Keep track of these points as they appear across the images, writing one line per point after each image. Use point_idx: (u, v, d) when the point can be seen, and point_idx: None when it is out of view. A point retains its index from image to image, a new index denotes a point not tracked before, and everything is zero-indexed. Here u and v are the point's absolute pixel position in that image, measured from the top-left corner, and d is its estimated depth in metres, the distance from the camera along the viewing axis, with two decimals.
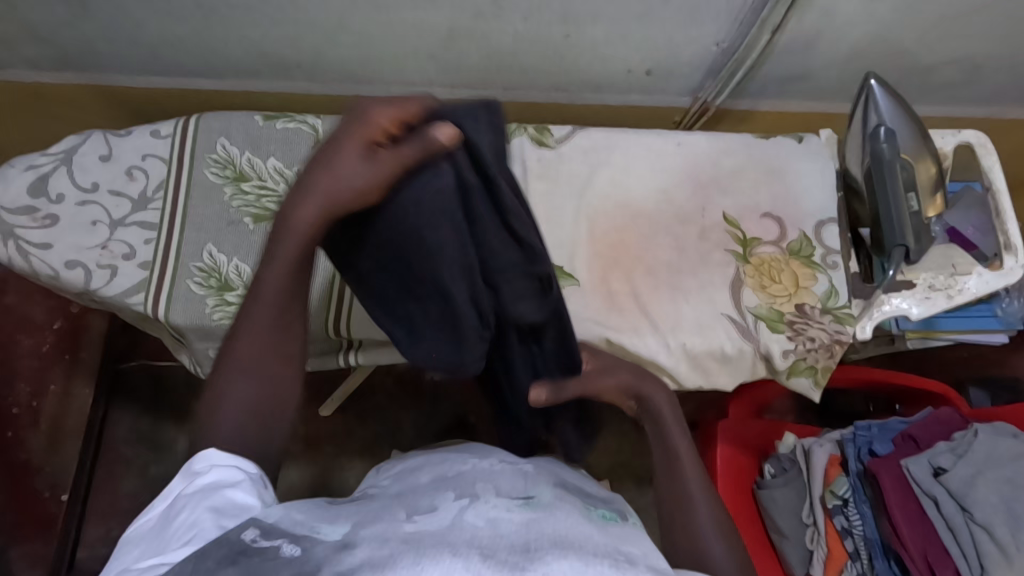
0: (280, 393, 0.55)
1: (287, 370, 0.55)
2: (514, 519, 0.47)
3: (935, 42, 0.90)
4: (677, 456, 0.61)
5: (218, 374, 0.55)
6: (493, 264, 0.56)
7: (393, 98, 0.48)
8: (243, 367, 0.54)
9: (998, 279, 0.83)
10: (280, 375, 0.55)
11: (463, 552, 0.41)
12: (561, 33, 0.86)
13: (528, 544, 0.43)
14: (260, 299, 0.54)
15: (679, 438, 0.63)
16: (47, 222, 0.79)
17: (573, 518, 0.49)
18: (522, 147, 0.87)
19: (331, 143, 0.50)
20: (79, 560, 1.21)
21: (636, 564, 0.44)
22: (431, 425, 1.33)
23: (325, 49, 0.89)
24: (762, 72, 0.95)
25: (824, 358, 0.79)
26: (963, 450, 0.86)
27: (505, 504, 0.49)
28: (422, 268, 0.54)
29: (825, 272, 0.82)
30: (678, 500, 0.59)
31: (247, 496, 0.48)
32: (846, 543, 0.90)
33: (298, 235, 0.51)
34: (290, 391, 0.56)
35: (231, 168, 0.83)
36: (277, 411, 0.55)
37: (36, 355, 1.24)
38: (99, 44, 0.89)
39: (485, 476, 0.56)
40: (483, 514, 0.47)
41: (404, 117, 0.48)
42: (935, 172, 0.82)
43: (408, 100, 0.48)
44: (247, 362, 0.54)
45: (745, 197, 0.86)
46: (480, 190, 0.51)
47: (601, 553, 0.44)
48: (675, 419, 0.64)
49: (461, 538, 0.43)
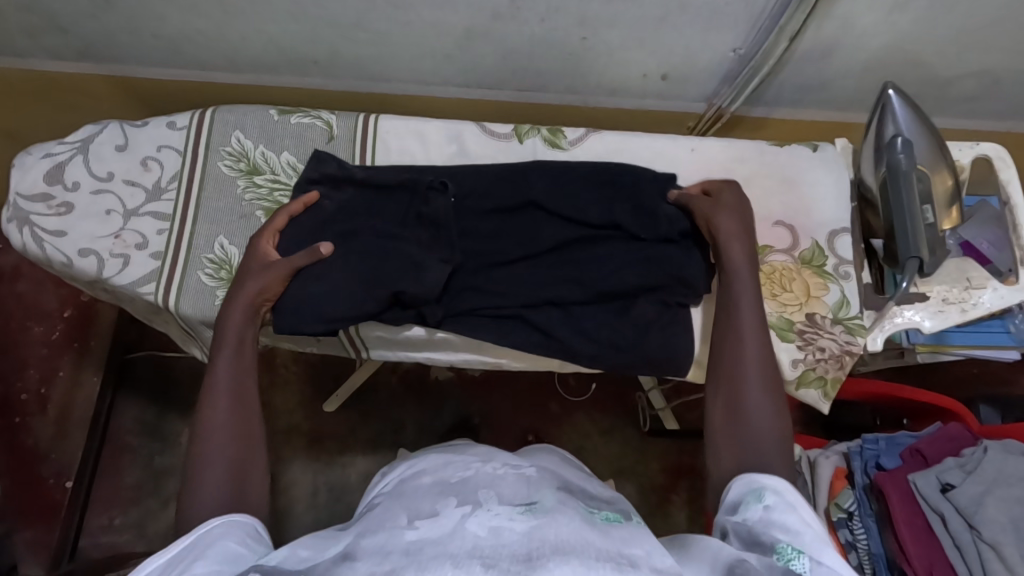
0: (245, 474, 0.59)
1: (250, 451, 0.60)
2: (517, 527, 0.47)
3: (955, 55, 0.89)
4: (736, 307, 0.67)
5: (189, 474, 0.58)
6: (405, 216, 0.79)
7: (265, 230, 0.77)
8: (209, 448, 0.59)
9: (1014, 295, 0.82)
10: (245, 457, 0.60)
11: (465, 564, 0.43)
12: (578, 36, 0.86)
13: (531, 553, 0.44)
14: (213, 396, 0.62)
15: (744, 293, 0.68)
16: (63, 210, 0.79)
17: (576, 521, 0.49)
18: (534, 148, 0.87)
19: (242, 273, 0.73)
20: (81, 548, 1.22)
21: (638, 566, 0.44)
22: (435, 425, 1.32)
23: (342, 48, 0.90)
24: (779, 79, 0.94)
25: (834, 369, 0.78)
26: (972, 468, 0.85)
27: (508, 512, 0.49)
28: (356, 247, 0.77)
29: (836, 282, 0.82)
30: (731, 345, 0.65)
31: (239, 546, 0.50)
32: (850, 557, 0.90)
33: (238, 319, 0.69)
34: (253, 469, 0.60)
35: (245, 161, 0.84)
36: (246, 492, 0.58)
37: (46, 343, 1.26)
38: (121, 36, 0.90)
39: (487, 482, 0.56)
40: (484, 522, 0.48)
41: (276, 227, 0.77)
42: (951, 184, 0.81)
43: (275, 218, 0.78)
44: (213, 443, 0.59)
45: (759, 205, 0.86)
46: (352, 181, 0.81)
47: (605, 558, 0.44)
48: (750, 272, 0.70)
49: (461, 549, 0.45)
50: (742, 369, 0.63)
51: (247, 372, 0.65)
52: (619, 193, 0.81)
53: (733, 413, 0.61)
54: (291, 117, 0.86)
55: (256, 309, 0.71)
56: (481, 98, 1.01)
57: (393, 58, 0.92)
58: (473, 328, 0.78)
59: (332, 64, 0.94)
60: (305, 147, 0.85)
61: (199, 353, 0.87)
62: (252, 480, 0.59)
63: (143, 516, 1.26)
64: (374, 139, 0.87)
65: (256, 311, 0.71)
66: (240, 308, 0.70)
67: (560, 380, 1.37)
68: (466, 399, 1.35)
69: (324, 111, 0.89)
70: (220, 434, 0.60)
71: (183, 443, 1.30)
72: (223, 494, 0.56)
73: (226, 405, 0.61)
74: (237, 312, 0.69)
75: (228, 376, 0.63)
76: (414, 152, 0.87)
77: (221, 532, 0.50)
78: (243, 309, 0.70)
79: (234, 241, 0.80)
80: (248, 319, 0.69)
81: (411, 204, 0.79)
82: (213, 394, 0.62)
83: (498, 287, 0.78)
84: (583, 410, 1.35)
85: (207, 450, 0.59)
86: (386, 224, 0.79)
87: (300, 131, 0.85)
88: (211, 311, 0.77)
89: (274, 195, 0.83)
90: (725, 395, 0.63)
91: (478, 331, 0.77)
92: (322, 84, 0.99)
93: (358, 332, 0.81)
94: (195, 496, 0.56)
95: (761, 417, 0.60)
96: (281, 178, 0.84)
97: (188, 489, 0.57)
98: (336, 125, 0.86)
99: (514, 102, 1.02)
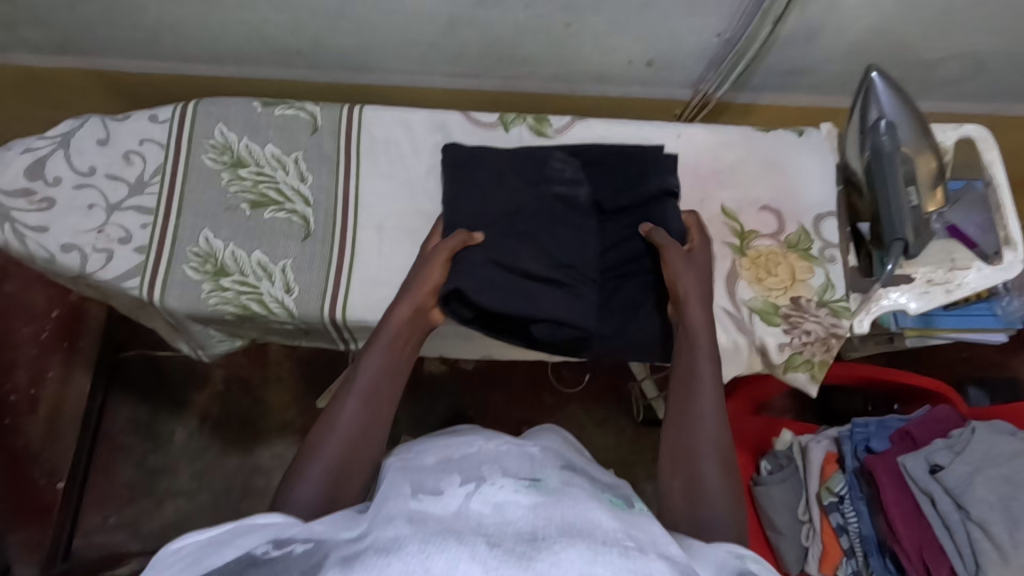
0: (353, 462, 0.59)
1: (357, 447, 0.60)
2: (521, 504, 0.47)
3: (939, 36, 0.89)
4: (695, 372, 0.66)
5: (297, 469, 0.59)
6: (473, 192, 0.79)
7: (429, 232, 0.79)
8: (325, 438, 0.60)
9: (998, 275, 0.82)
10: (353, 446, 0.60)
11: (469, 541, 0.43)
12: (562, 21, 0.86)
13: (535, 534, 0.44)
14: (346, 393, 0.63)
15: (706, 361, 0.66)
16: (44, 205, 0.78)
17: (581, 501, 0.49)
18: (521, 135, 0.87)
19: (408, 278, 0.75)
20: (76, 548, 1.22)
21: (645, 551, 0.44)
22: (429, 418, 1.32)
23: (325, 37, 0.89)
24: (764, 63, 0.94)
25: (821, 352, 0.79)
26: (960, 447, 0.86)
27: (512, 485, 0.50)
28: (458, 221, 0.77)
29: (822, 265, 0.82)
30: (687, 415, 0.63)
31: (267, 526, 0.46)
32: (841, 540, 0.91)
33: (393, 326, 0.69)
34: (360, 459, 0.60)
35: (229, 153, 0.83)
36: (346, 479, 0.58)
37: (35, 343, 1.22)
38: (99, 27, 0.88)
39: (491, 459, 0.56)
40: (488, 498, 0.48)
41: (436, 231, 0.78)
42: (935, 166, 0.81)
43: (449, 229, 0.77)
44: (330, 434, 0.60)
45: (744, 190, 0.86)
46: (466, 160, 0.81)
47: (611, 542, 0.44)
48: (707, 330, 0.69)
49: (466, 527, 0.44)
50: (698, 438, 0.61)
51: (389, 376, 0.66)
52: (598, 176, 0.81)
53: (693, 493, 0.58)
54: (275, 109, 0.85)
55: (421, 306, 0.71)
56: (469, 88, 1.01)
57: (377, 46, 0.91)
58: (525, 304, 0.72)
59: (315, 53, 0.93)
60: (290, 138, 0.84)
61: (187, 349, 0.87)
62: (355, 470, 0.59)
63: (136, 515, 1.25)
64: (358, 131, 0.86)
65: (422, 310, 0.72)
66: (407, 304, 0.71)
67: (554, 370, 1.37)
68: (458, 392, 1.35)
69: (310, 102, 0.88)
70: (354, 396, 0.63)
71: (177, 440, 1.30)
72: (315, 490, 0.56)
73: (354, 404, 0.62)
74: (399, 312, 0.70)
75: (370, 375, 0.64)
76: (401, 142, 0.86)
77: (263, 524, 0.46)
78: (412, 302, 0.71)
79: (219, 234, 0.79)
80: (412, 331, 0.70)
81: (473, 182, 0.80)
82: (348, 393, 0.63)
83: (554, 247, 0.76)
84: (578, 401, 1.35)
85: (321, 445, 0.59)
86: (450, 198, 0.79)
87: (284, 122, 0.85)
88: (198, 305, 0.76)
89: (260, 187, 0.82)
90: (682, 470, 0.60)
91: (530, 307, 0.72)
92: (306, 75, 0.98)
93: (345, 322, 0.78)
94: (297, 486, 0.57)
95: (716, 491, 0.58)
96: (266, 170, 0.83)
97: (318, 436, 0.60)
98: (321, 116, 0.86)
99: (500, 91, 1.02)
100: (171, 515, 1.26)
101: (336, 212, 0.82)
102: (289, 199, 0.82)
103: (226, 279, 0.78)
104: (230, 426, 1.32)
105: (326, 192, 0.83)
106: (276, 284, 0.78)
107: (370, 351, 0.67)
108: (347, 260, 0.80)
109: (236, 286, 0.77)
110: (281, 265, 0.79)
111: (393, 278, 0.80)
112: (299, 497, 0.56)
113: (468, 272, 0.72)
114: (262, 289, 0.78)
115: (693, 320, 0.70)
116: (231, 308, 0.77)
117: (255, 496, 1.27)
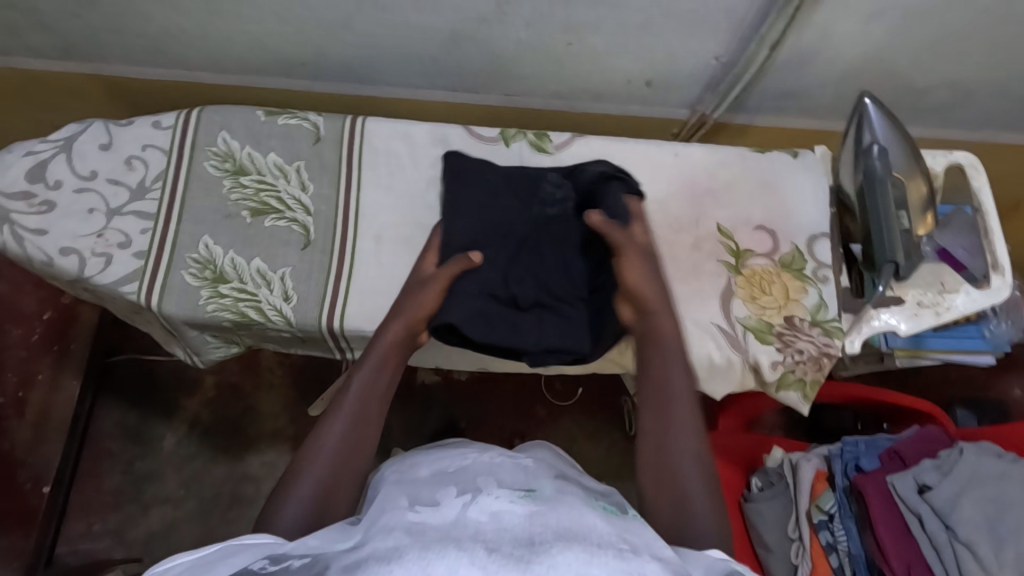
0: (341, 480, 0.59)
1: (345, 466, 0.60)
2: (517, 512, 0.48)
3: (930, 64, 0.92)
4: (666, 383, 0.65)
5: (285, 485, 0.59)
6: (468, 210, 0.80)
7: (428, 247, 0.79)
8: (315, 457, 0.60)
9: (985, 298, 0.84)
10: (342, 465, 0.60)
11: (468, 547, 0.43)
12: (564, 41, 0.87)
13: (533, 538, 0.44)
14: (335, 411, 0.63)
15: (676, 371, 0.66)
16: (44, 208, 0.79)
17: (576, 508, 0.49)
18: (521, 150, 0.88)
19: (402, 295, 0.75)
20: (59, 555, 1.21)
21: (640, 553, 0.45)
22: (421, 429, 1.32)
23: (329, 49, 0.90)
24: (760, 86, 0.96)
25: (813, 371, 0.80)
26: (948, 467, 0.87)
27: (508, 495, 0.50)
28: (454, 240, 0.78)
29: (815, 285, 0.83)
30: (663, 429, 0.63)
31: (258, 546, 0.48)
32: (830, 558, 0.91)
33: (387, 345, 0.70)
34: (349, 478, 0.60)
35: (231, 161, 0.84)
36: (335, 497, 0.58)
37: (24, 346, 1.20)
38: (104, 33, 0.89)
39: (486, 470, 0.57)
40: (486, 507, 0.49)
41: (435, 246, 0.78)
42: (925, 191, 0.83)
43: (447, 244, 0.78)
44: (319, 453, 0.60)
45: (739, 210, 0.88)
46: (462, 175, 0.82)
47: (607, 545, 0.44)
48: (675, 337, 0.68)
49: (464, 534, 0.45)
50: (676, 455, 0.61)
51: (380, 395, 0.66)
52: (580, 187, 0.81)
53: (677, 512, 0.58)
54: (278, 118, 0.86)
55: (414, 325, 0.72)
56: (469, 102, 1.02)
57: (380, 59, 0.92)
58: (513, 329, 0.74)
59: (319, 64, 0.94)
60: (292, 148, 0.85)
61: (181, 355, 0.87)
62: (343, 488, 0.59)
63: (122, 522, 1.24)
64: (360, 143, 0.87)
65: (415, 329, 0.72)
66: (401, 323, 0.71)
67: (547, 383, 1.37)
68: (451, 403, 1.35)
69: (312, 113, 0.89)
70: (344, 414, 0.63)
71: (166, 447, 1.29)
72: (304, 507, 0.56)
73: (344, 422, 0.62)
74: (392, 331, 0.71)
75: (361, 394, 0.65)
76: (402, 155, 0.87)
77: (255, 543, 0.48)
78: (405, 322, 0.71)
79: (219, 241, 0.80)
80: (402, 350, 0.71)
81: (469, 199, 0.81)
82: (338, 411, 0.63)
83: (543, 268, 0.77)
84: (570, 414, 1.35)
85: (310, 463, 0.59)
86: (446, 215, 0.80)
87: (286, 132, 0.86)
88: (195, 311, 0.76)
89: (261, 195, 0.83)
90: (664, 487, 0.60)
91: (518, 332, 0.74)
92: (309, 86, 0.99)
93: (342, 331, 0.79)
94: (285, 502, 0.57)
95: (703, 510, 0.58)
96: (268, 179, 0.84)
97: (307, 453, 0.60)
98: (323, 127, 0.87)
99: (500, 106, 1.03)
100: (157, 523, 1.24)
101: (336, 222, 0.83)
102: (289, 208, 0.82)
103: (225, 286, 0.78)
104: (220, 433, 1.31)
105: (327, 202, 0.84)
106: (274, 292, 0.78)
107: (361, 370, 0.67)
108: (346, 270, 0.80)
109: (234, 293, 0.78)
110: (280, 272, 0.79)
111: (392, 289, 0.80)
112: (288, 513, 0.56)
113: (462, 302, 0.72)
114: (261, 297, 0.78)
115: (660, 326, 0.69)
116: (229, 315, 0.77)
117: (243, 504, 1.26)
